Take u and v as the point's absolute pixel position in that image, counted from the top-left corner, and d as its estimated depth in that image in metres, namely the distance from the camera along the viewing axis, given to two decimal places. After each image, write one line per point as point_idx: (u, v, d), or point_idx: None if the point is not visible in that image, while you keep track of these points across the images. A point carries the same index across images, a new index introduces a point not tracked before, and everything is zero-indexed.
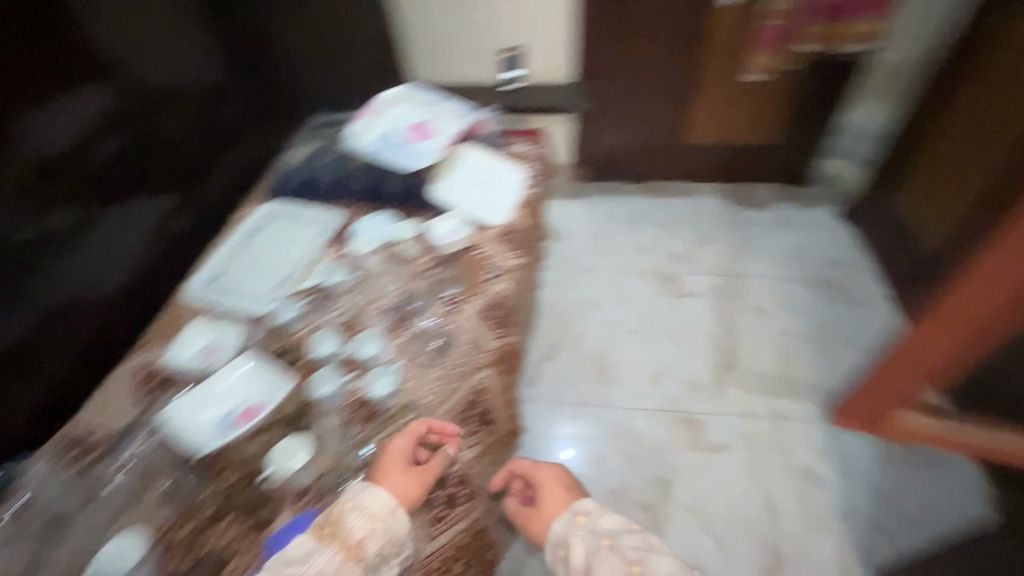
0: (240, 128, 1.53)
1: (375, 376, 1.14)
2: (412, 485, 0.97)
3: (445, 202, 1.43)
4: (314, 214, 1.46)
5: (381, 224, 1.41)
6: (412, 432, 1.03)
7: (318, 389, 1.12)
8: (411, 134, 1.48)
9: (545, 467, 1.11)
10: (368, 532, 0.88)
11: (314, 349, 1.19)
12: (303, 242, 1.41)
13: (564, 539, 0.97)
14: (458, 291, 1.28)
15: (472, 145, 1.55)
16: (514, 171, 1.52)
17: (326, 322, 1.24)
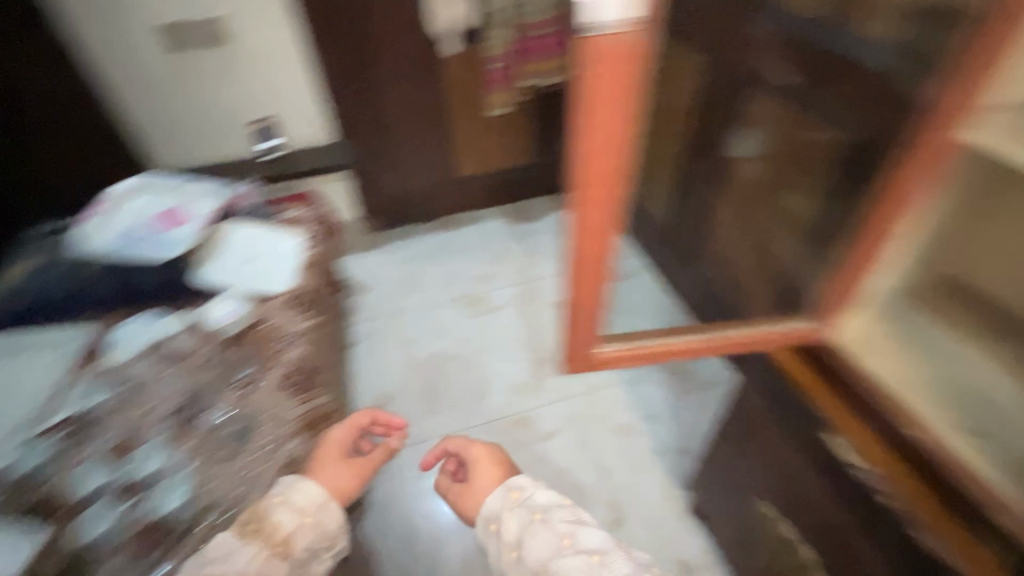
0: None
1: (144, 459, 1.08)
2: (340, 475, 1.11)
3: (221, 284, 1.34)
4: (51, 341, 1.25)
5: (144, 325, 1.27)
6: (354, 423, 1.20)
7: (92, 506, 1.01)
8: (159, 223, 1.34)
9: (473, 446, 1.10)
10: (296, 524, 0.94)
11: (76, 492, 1.02)
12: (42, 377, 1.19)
13: (499, 517, 0.95)
14: (253, 369, 1.22)
15: (233, 223, 1.45)
16: (289, 237, 1.46)
17: (89, 460, 1.06)
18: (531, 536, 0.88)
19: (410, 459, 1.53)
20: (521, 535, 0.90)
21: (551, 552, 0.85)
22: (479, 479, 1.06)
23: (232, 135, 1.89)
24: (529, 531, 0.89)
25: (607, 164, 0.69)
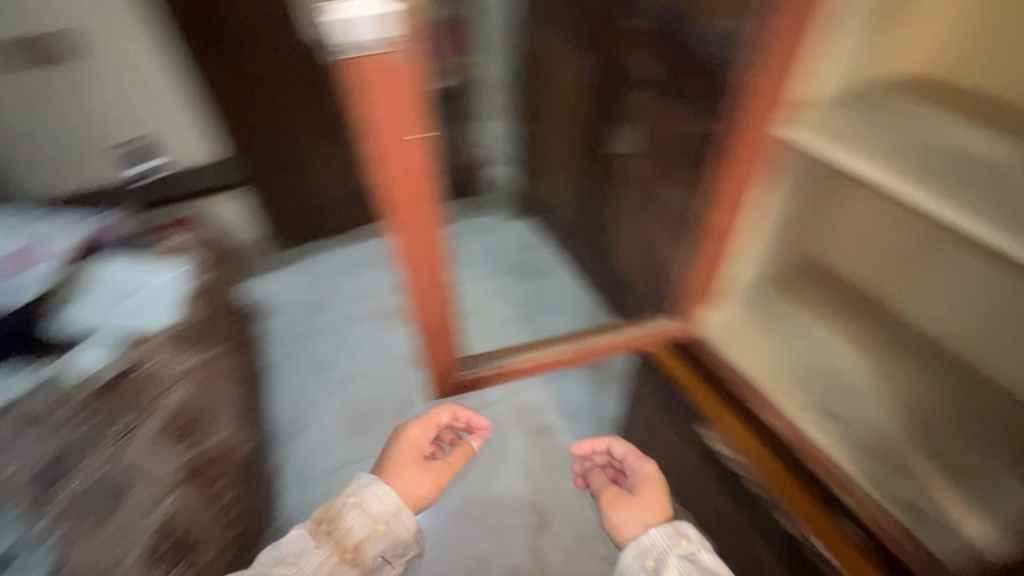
0: None
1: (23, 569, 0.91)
2: (428, 481, 1.09)
3: (83, 326, 1.22)
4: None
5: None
6: (432, 424, 1.15)
7: None
8: (5, 265, 1.21)
9: (645, 466, 1.03)
10: (357, 548, 0.94)
11: None
12: None
13: (660, 557, 0.84)
14: (127, 420, 1.11)
15: (104, 258, 1.36)
16: (167, 267, 1.40)
17: (43, 544, 0.94)
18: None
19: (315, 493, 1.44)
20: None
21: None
22: (643, 500, 0.95)
23: (105, 161, 1.68)
24: None
25: (408, 172, 0.60)
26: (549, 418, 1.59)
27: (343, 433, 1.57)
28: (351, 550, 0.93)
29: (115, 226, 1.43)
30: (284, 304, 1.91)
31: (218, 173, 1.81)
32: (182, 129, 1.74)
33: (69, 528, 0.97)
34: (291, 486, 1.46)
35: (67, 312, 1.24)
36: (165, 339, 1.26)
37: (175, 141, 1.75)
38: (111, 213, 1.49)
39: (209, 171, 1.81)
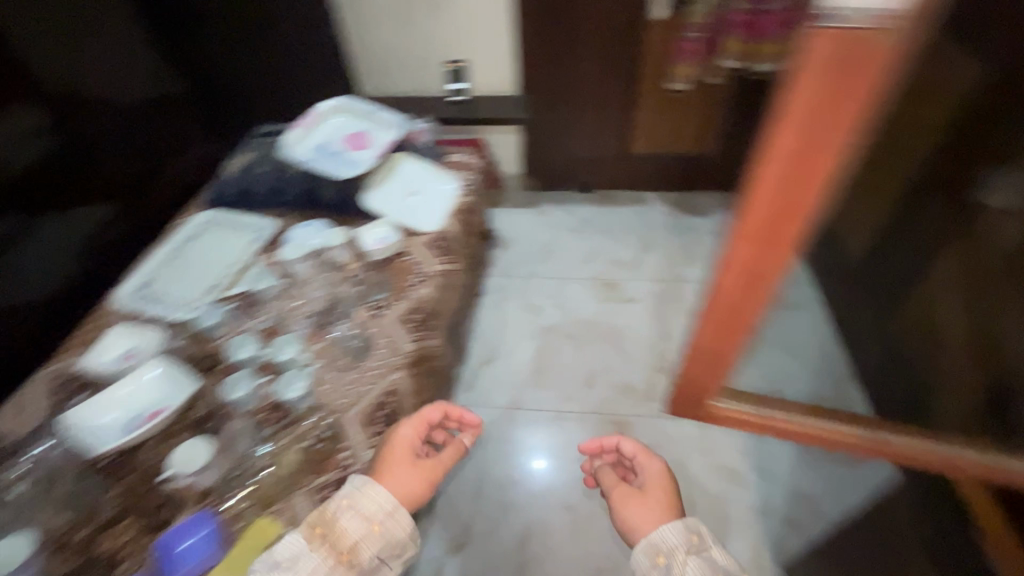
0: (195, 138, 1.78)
1: (287, 378, 1.14)
2: (416, 478, 1.00)
3: (379, 209, 1.49)
4: (247, 228, 1.51)
5: (303, 224, 1.48)
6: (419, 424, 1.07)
7: (284, 394, 1.11)
8: (348, 144, 1.53)
9: (654, 461, 1.18)
10: (354, 551, 0.87)
11: (279, 390, 1.11)
12: (242, 244, 1.47)
13: (671, 554, 0.96)
14: (385, 296, 1.32)
15: (406, 158, 1.61)
16: (450, 181, 1.60)
17: (305, 362, 1.17)
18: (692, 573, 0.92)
19: (494, 420, 1.53)
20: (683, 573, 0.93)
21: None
22: (655, 501, 1.09)
23: (432, 77, 1.99)
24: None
25: (800, 177, 0.74)
26: (737, 457, 1.43)
27: (525, 373, 1.64)
28: (342, 554, 0.86)
29: (424, 135, 1.68)
30: (518, 242, 2.05)
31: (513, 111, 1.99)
32: (499, 67, 1.95)
33: (320, 358, 1.18)
34: (479, 405, 1.57)
35: (373, 192, 1.52)
36: (425, 242, 1.44)
37: (490, 75, 1.98)
38: (422, 122, 1.74)
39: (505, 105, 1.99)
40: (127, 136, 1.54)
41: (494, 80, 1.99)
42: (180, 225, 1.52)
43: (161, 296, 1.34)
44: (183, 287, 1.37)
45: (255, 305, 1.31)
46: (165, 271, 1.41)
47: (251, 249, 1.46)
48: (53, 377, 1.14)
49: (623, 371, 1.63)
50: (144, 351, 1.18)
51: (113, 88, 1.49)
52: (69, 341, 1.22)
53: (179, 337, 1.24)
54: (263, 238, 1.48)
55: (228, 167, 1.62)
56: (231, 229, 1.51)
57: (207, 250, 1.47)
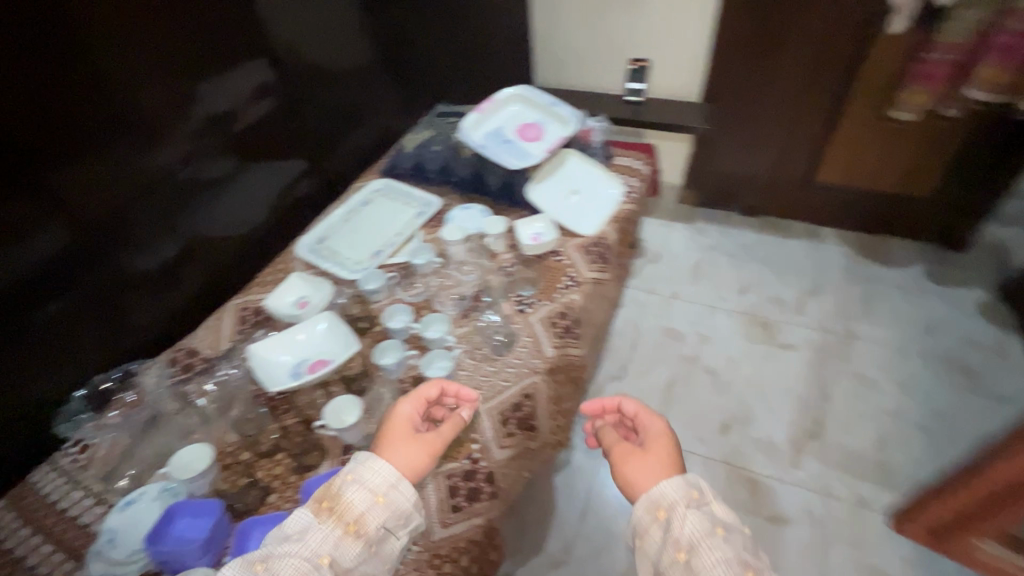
0: (385, 109, 1.92)
1: (432, 356, 1.16)
2: (421, 451, 0.91)
3: (539, 203, 1.46)
4: (414, 203, 1.58)
5: (462, 207, 1.51)
6: (420, 398, 0.99)
7: (428, 371, 1.13)
8: (520, 137, 1.54)
9: (653, 421, 0.97)
10: (358, 522, 0.81)
11: (423, 366, 1.14)
12: (409, 217, 1.55)
13: (671, 511, 0.81)
14: (532, 294, 1.29)
15: (574, 156, 1.56)
16: (616, 186, 1.53)
17: (448, 343, 1.20)
18: (707, 548, 0.75)
19: None
20: (693, 544, 0.77)
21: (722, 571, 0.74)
22: (659, 457, 0.90)
23: (612, 75, 1.92)
24: (702, 547, 0.76)
25: None
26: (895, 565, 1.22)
27: (654, 400, 1.53)
28: (349, 527, 0.81)
29: (598, 133, 1.62)
30: (666, 258, 1.93)
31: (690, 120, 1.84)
32: (683, 70, 1.83)
33: (464, 343, 1.20)
34: None
35: (537, 185, 1.49)
36: (579, 246, 1.39)
37: (672, 77, 1.86)
38: (598, 119, 1.67)
39: (683, 111, 1.86)
40: (330, 104, 1.70)
41: (676, 84, 1.87)
42: (357, 190, 1.64)
43: (333, 253, 1.46)
44: (352, 248, 1.47)
45: (412, 278, 1.38)
46: (339, 231, 1.53)
47: (414, 224, 1.52)
48: (243, 310, 1.31)
49: (765, 425, 1.46)
50: (315, 303, 1.30)
51: (327, 60, 1.65)
52: (257, 280, 1.39)
53: (345, 295, 1.34)
54: (427, 215, 1.54)
55: (407, 141, 1.70)
56: (399, 202, 1.59)
57: (376, 217, 1.56)
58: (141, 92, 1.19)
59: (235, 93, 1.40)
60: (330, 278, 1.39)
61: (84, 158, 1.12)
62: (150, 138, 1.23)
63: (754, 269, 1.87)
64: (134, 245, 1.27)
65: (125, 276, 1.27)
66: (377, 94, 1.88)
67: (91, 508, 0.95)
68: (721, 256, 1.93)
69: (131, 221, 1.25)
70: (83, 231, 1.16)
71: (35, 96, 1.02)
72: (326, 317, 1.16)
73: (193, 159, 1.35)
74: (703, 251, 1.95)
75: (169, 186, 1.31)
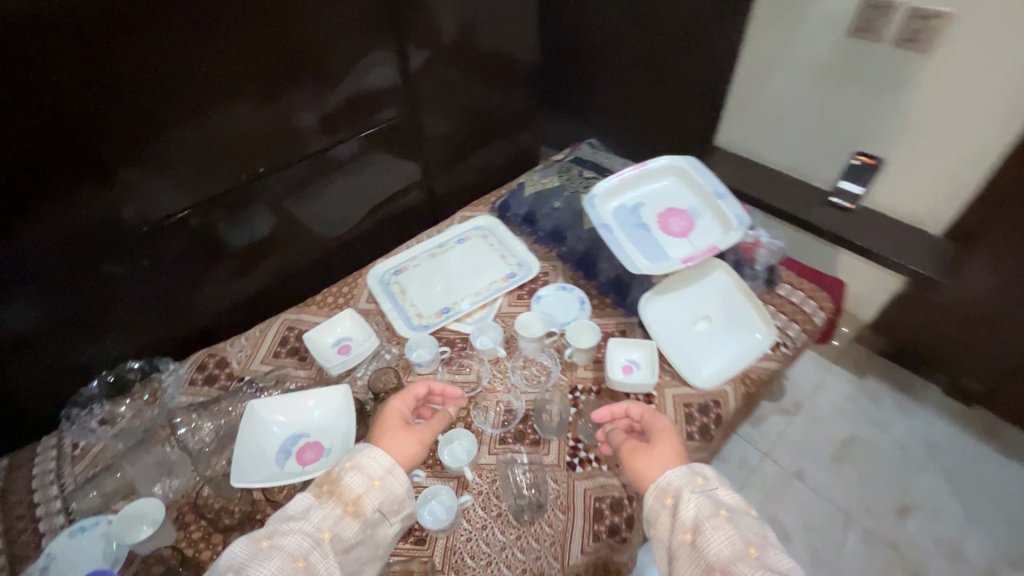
0: (529, 131, 1.67)
1: (434, 492, 0.93)
2: (411, 440, 0.90)
3: (649, 326, 1.13)
4: (509, 258, 1.34)
5: (559, 286, 1.25)
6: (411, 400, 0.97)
7: (423, 514, 0.91)
8: (657, 228, 1.20)
9: (658, 421, 0.85)
10: (356, 502, 0.81)
11: (419, 502, 0.92)
12: (496, 276, 1.31)
13: (677, 495, 0.72)
14: (594, 447, 1.00)
15: (721, 273, 1.17)
16: (764, 334, 1.11)
17: (465, 474, 0.96)
18: (711, 531, 0.67)
19: None
20: (699, 522, 0.68)
21: (732, 555, 0.65)
22: (666, 450, 0.80)
23: (825, 162, 1.44)
24: (708, 528, 0.67)
25: None
26: None
27: None
28: (348, 506, 0.80)
29: (771, 250, 1.19)
30: (805, 416, 1.46)
31: (915, 258, 1.32)
32: (935, 188, 1.29)
33: (484, 482, 0.96)
34: None
35: (654, 301, 1.15)
36: (681, 402, 1.04)
37: (913, 191, 1.33)
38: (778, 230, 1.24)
39: (908, 244, 1.33)
40: (470, 115, 1.49)
41: (914, 202, 1.34)
42: (457, 221, 1.44)
43: (402, 293, 1.29)
44: (423, 293, 1.29)
45: (466, 360, 1.15)
46: (420, 266, 1.35)
47: (498, 286, 1.29)
48: (287, 332, 1.21)
49: None
50: (353, 354, 1.14)
51: (475, 70, 1.42)
52: (317, 299, 1.28)
53: (391, 352, 1.17)
54: (516, 281, 1.30)
55: (530, 179, 1.43)
56: (494, 251, 1.37)
57: (463, 262, 1.35)
58: (262, 71, 1.06)
59: (363, 94, 1.25)
60: (384, 325, 1.22)
61: (227, 100, 1.05)
62: (297, 97, 1.14)
63: (930, 486, 1.33)
64: (243, 210, 1.20)
65: (218, 242, 1.20)
66: (523, 113, 1.63)
67: (53, 517, 0.90)
68: (885, 444, 1.41)
69: (248, 184, 1.17)
70: (202, 176, 1.10)
71: (120, 66, 0.90)
72: (339, 394, 1.00)
73: (318, 139, 1.23)
74: (863, 426, 1.44)
75: (295, 156, 1.21)
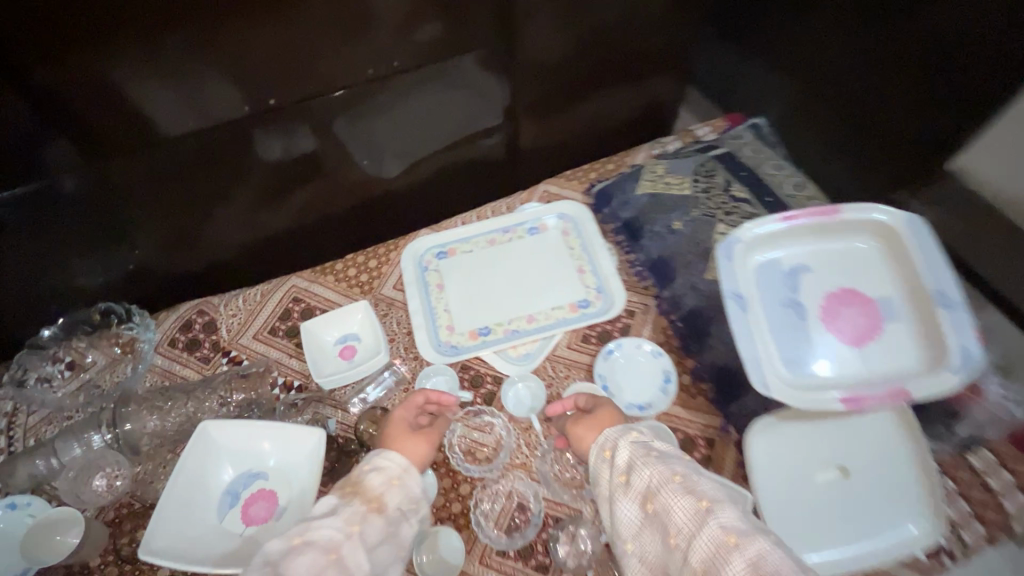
0: (676, 80, 1.17)
1: None
2: (425, 445, 0.76)
3: (752, 464, 0.76)
4: (587, 278, 0.99)
5: (645, 346, 0.89)
6: (413, 406, 0.81)
7: None
8: (818, 322, 0.78)
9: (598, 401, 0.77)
10: (381, 498, 0.66)
11: None
12: (564, 299, 0.97)
13: (614, 447, 0.65)
14: None
15: (887, 425, 0.78)
16: (921, 529, 0.74)
17: None
18: (642, 468, 0.61)
19: None
20: (633, 466, 0.62)
21: (659, 484, 0.59)
22: (610, 415, 0.72)
23: None
24: (641, 469, 0.61)
25: None
26: None
27: None
28: (372, 504, 0.66)
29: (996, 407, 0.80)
30: None
31: None
32: None
33: None
34: None
35: (769, 427, 0.78)
36: None
37: None
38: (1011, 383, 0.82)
39: None
40: (598, 46, 1.02)
41: None
42: (536, 202, 1.07)
43: (440, 289, 0.99)
44: (464, 297, 0.98)
45: (487, 412, 0.88)
46: (472, 255, 1.03)
47: (561, 315, 0.96)
48: (291, 306, 0.98)
49: None
50: (355, 363, 0.90)
51: None
52: (338, 267, 1.02)
53: (402, 372, 0.92)
54: (586, 315, 0.95)
55: (651, 171, 1.00)
56: (572, 261, 1.01)
57: (528, 264, 1.01)
58: None
59: None
60: (404, 330, 0.96)
61: None
62: None
63: None
64: (282, 115, 0.88)
65: (251, 154, 0.91)
66: (674, 55, 1.12)
67: None
68: None
69: (287, 83, 0.84)
70: (223, 59, 0.78)
71: None
72: (311, 439, 0.76)
73: (372, 44, 0.85)
74: None
75: (346, 57, 0.85)
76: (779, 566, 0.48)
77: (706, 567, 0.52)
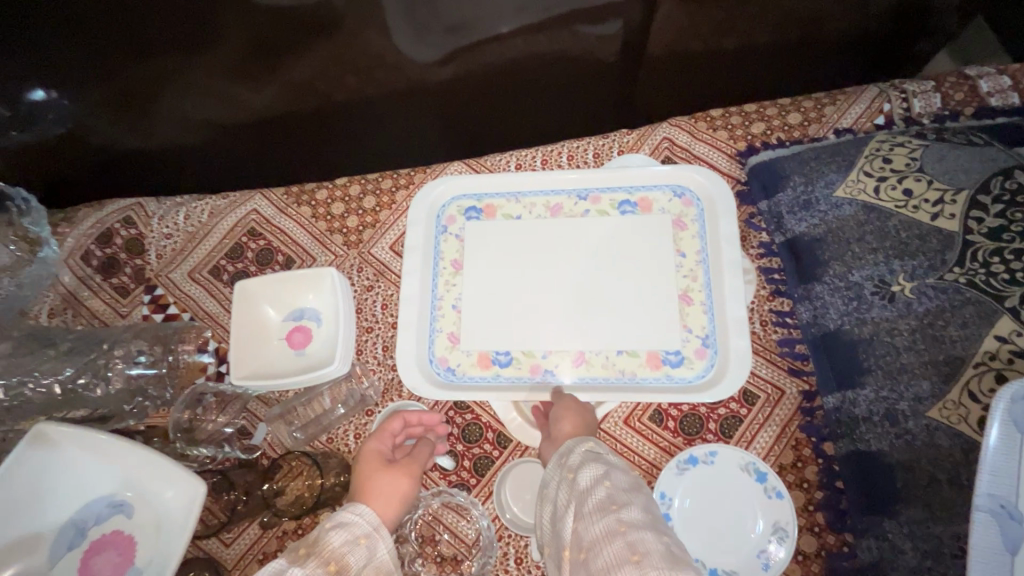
0: None
1: None
2: (403, 488, 0.48)
3: None
4: (692, 315, 0.58)
5: (755, 473, 0.51)
6: (388, 436, 0.53)
7: None
8: None
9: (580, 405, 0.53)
10: (344, 560, 0.39)
11: None
12: (643, 342, 0.58)
13: (565, 450, 0.45)
14: None
15: None
16: None
17: None
18: (581, 472, 0.41)
19: None
20: (573, 469, 0.42)
21: (586, 491, 0.39)
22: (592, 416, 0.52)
23: None
24: (579, 475, 0.41)
25: None
26: None
27: None
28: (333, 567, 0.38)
29: None
30: None
31: None
32: None
33: None
34: None
35: None
36: None
37: None
38: None
39: None
40: None
41: None
42: (648, 161, 0.64)
43: (456, 269, 0.64)
44: (488, 293, 0.62)
45: (467, 496, 0.56)
46: (519, 224, 0.65)
47: (630, 367, 0.57)
48: (246, 241, 0.68)
49: None
50: (305, 358, 0.61)
51: None
52: (327, 197, 0.69)
53: (368, 384, 0.61)
54: (671, 381, 0.56)
55: (877, 155, 0.52)
56: (674, 277, 0.59)
57: (601, 261, 0.61)
58: None
59: None
60: (390, 320, 0.63)
61: None
62: None
63: None
64: None
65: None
66: None
67: None
68: None
69: None
70: None
71: None
72: (181, 484, 0.50)
73: None
74: None
75: None
76: (657, 564, 0.32)
77: (584, 556, 0.35)
